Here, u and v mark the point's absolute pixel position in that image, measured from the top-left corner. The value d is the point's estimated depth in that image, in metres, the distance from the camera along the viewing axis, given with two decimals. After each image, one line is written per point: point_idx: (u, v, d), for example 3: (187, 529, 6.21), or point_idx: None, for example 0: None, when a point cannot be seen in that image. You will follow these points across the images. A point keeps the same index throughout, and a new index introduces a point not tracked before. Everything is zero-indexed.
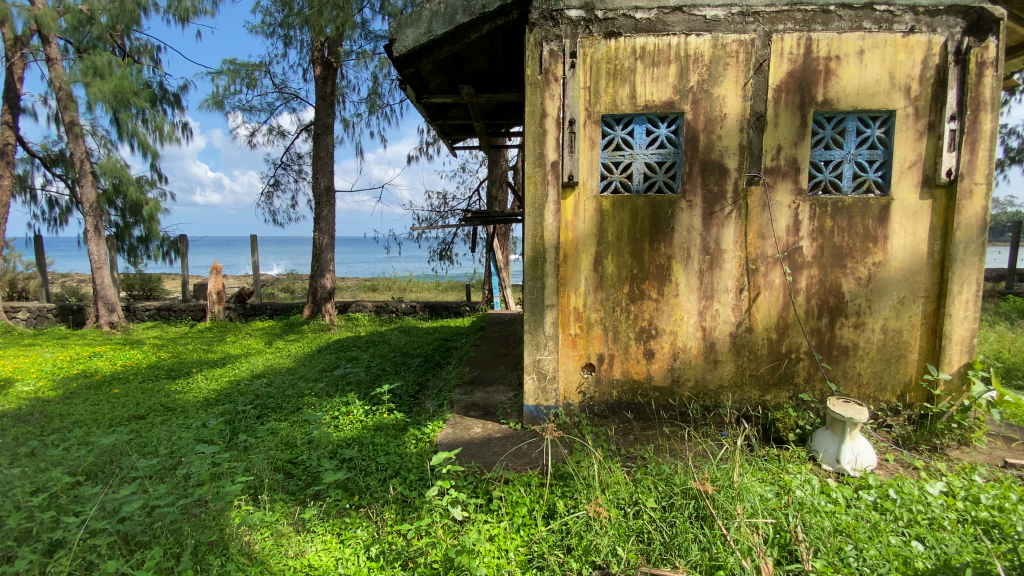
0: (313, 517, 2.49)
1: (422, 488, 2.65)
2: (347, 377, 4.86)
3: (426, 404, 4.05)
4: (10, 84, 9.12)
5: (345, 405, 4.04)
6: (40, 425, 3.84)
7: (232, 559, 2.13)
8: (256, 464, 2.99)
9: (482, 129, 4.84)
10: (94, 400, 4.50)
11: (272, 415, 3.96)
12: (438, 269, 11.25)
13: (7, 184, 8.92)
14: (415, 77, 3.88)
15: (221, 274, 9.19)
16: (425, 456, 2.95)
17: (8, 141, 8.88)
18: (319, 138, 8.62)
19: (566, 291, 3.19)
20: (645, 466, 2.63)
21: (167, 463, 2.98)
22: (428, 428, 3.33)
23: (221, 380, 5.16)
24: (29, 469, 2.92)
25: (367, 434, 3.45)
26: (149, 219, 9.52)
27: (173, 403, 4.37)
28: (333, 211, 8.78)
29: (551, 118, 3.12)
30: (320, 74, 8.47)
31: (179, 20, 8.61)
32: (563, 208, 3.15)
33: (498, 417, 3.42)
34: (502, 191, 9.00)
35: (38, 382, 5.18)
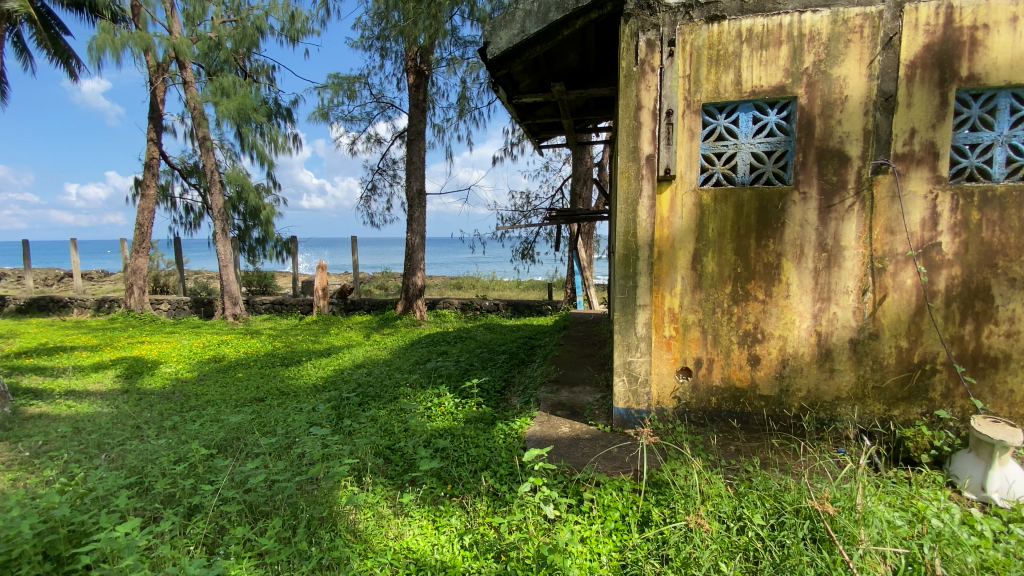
0: (411, 502, 2.60)
1: (513, 483, 2.67)
2: (438, 370, 5.05)
3: (513, 400, 4.09)
4: (155, 106, 10.56)
5: (437, 397, 4.20)
6: (180, 403, 4.39)
7: (339, 535, 2.28)
8: (359, 448, 3.19)
9: (571, 126, 4.81)
10: (222, 382, 5.07)
11: (372, 403, 4.22)
12: (520, 268, 11.37)
13: (153, 193, 10.33)
14: (507, 78, 3.93)
15: (326, 272, 9.97)
16: (514, 451, 2.97)
17: (153, 155, 10.29)
18: (411, 143, 9.04)
19: (660, 290, 3.05)
20: (749, 480, 2.44)
21: (283, 442, 3.28)
22: (516, 424, 3.35)
23: (327, 368, 5.60)
24: (173, 440, 3.35)
25: (458, 425, 3.56)
26: (265, 222, 10.57)
27: (287, 388, 4.81)
28: (424, 212, 9.18)
29: (646, 110, 3.00)
30: (413, 82, 8.89)
31: (291, 40, 9.45)
32: (659, 203, 3.02)
33: (586, 417, 3.35)
34: (586, 188, 8.88)
35: (178, 365, 5.93)
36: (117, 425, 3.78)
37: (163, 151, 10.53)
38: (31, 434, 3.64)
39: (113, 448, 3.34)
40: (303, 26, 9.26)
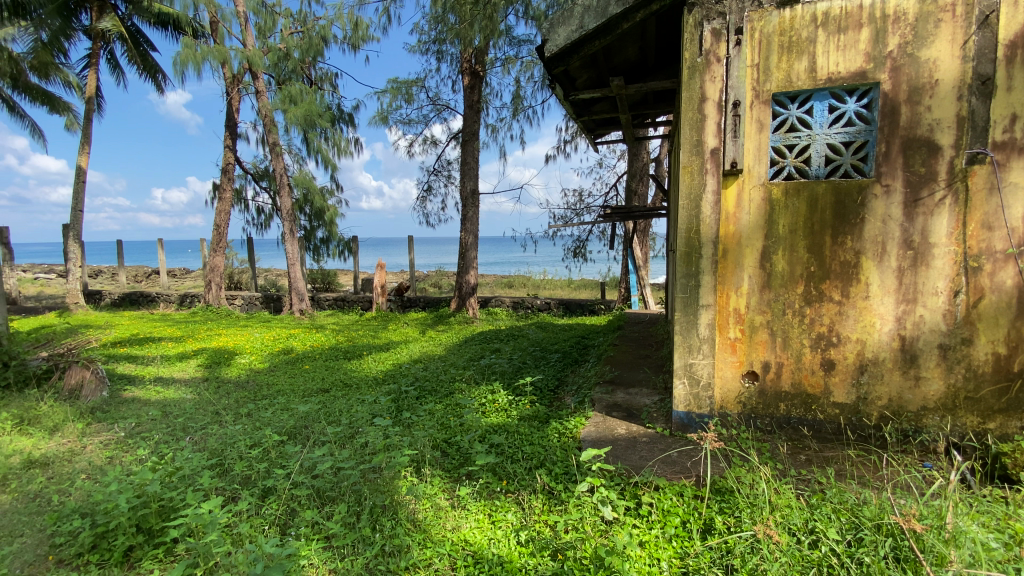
0: (468, 495, 2.64)
1: (569, 482, 2.64)
2: (492, 367, 5.10)
3: (566, 399, 4.06)
4: (231, 114, 11.32)
5: (491, 393, 4.25)
6: (254, 391, 4.69)
7: (400, 524, 2.35)
8: (417, 440, 3.29)
9: (628, 121, 4.71)
10: (291, 374, 5.37)
11: (429, 397, 4.33)
12: (573, 267, 11.25)
13: (229, 197, 11.08)
14: (564, 75, 3.91)
15: (384, 270, 10.30)
16: (570, 450, 2.95)
17: (229, 161, 11.04)
18: (466, 144, 9.18)
19: (725, 289, 2.93)
20: (821, 492, 2.30)
21: (348, 432, 3.43)
22: (571, 424, 3.32)
23: (387, 362, 5.81)
24: (249, 426, 3.59)
25: (512, 422, 3.58)
26: (329, 223, 11.09)
27: (350, 380, 5.03)
28: (477, 212, 9.29)
29: (711, 102, 2.90)
30: (468, 83, 9.02)
31: (353, 47, 9.85)
32: (724, 198, 2.90)
33: (643, 420, 3.27)
34: (642, 185, 8.66)
35: (251, 356, 6.34)
36: (199, 411, 4.09)
37: (238, 157, 11.27)
38: (126, 416, 4.00)
39: (196, 432, 3.61)
40: (364, 34, 9.63)
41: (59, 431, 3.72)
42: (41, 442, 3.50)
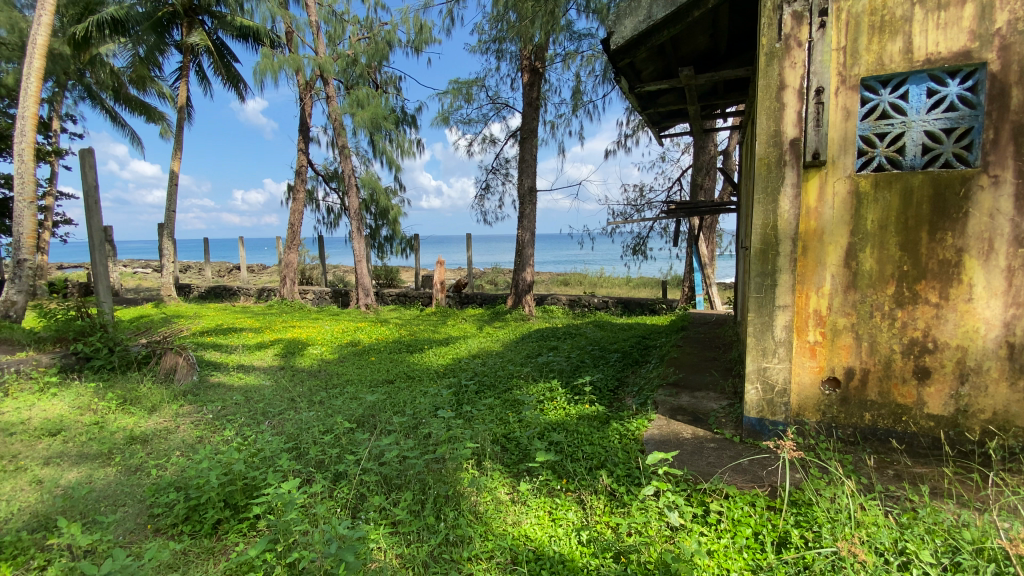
0: (528, 491, 2.64)
1: (632, 485, 2.59)
2: (550, 365, 5.08)
3: (627, 400, 3.96)
4: (304, 119, 11.99)
5: (549, 391, 4.23)
6: (325, 380, 4.97)
7: (463, 515, 2.41)
8: (478, 434, 3.34)
9: (697, 112, 4.54)
10: (358, 364, 5.63)
11: (488, 392, 4.39)
12: (632, 265, 10.85)
13: (302, 197, 11.75)
14: (630, 68, 3.82)
15: (443, 266, 10.53)
16: (632, 452, 2.88)
17: (302, 162, 11.70)
18: (525, 141, 9.19)
19: (804, 289, 2.75)
20: (913, 510, 2.11)
21: (412, 422, 3.56)
22: (632, 425, 3.24)
23: (447, 356, 5.96)
24: (322, 413, 3.80)
25: (571, 421, 3.54)
26: (392, 221, 11.51)
27: (413, 372, 5.20)
28: (534, 209, 9.29)
29: (791, 89, 2.72)
30: (527, 81, 9.04)
31: (416, 50, 10.13)
32: (805, 192, 2.72)
33: (710, 425, 3.14)
34: (709, 179, 8.32)
35: (322, 347, 6.71)
36: (277, 397, 4.37)
37: (310, 159, 11.92)
38: (213, 400, 4.34)
39: (274, 416, 3.87)
40: (427, 36, 9.87)
41: (157, 411, 4.10)
42: (142, 420, 3.87)
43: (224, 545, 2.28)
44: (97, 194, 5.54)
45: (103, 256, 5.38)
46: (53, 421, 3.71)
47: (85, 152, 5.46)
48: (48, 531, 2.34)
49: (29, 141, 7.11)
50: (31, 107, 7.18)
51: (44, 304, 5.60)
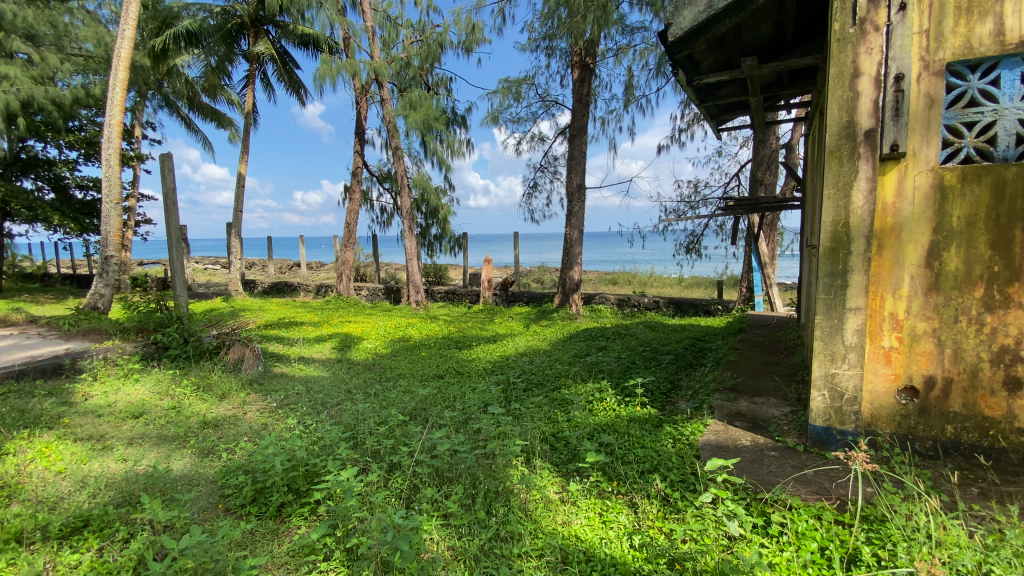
0: (578, 492, 2.62)
1: (687, 491, 2.51)
2: (599, 365, 5.01)
3: (680, 404, 3.84)
4: (360, 122, 12.43)
5: (599, 392, 4.16)
6: (379, 373, 5.13)
7: (512, 511, 2.42)
8: (527, 432, 3.35)
9: (759, 104, 4.34)
10: (410, 359, 5.78)
11: (536, 390, 4.39)
12: (685, 264, 10.51)
13: (357, 197, 12.18)
14: (687, 60, 3.71)
15: (491, 265, 10.61)
16: (687, 458, 2.79)
17: (358, 163, 12.12)
18: (574, 138, 9.11)
19: (879, 291, 2.57)
20: (1000, 532, 1.93)
21: (462, 417, 3.63)
22: (687, 430, 3.14)
23: (495, 353, 6.00)
24: (377, 405, 3.93)
25: (622, 422, 3.47)
26: (442, 220, 11.72)
27: (462, 368, 5.28)
28: (583, 207, 9.19)
29: (866, 77, 2.55)
30: (577, 77, 8.95)
31: (467, 50, 10.25)
32: (881, 186, 2.54)
33: (771, 432, 2.99)
34: (769, 174, 7.93)
35: (375, 341, 6.93)
36: (334, 388, 4.56)
37: (365, 160, 12.34)
38: (276, 389, 4.58)
39: (332, 407, 4.04)
40: (478, 36, 9.98)
41: (226, 398, 4.38)
42: (213, 407, 4.14)
43: (287, 527, 2.40)
44: (175, 196, 5.97)
45: (180, 254, 5.80)
46: (135, 405, 4.04)
47: (164, 156, 5.90)
48: (132, 506, 2.55)
49: (115, 148, 7.78)
50: (117, 116, 7.84)
51: (129, 297, 6.11)
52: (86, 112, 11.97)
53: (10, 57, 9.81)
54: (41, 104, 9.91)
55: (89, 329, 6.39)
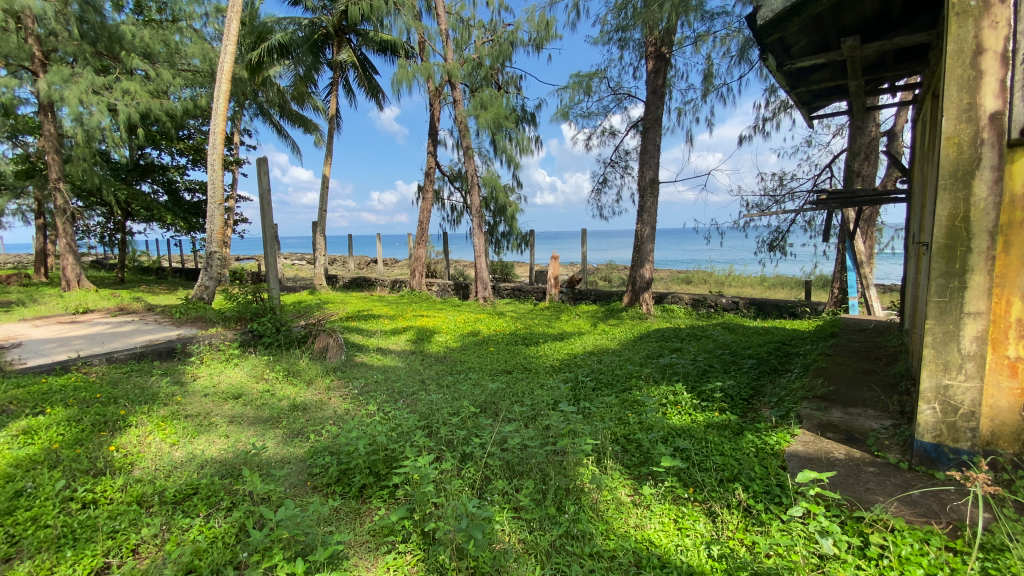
0: (651, 495, 2.54)
1: (772, 504, 2.36)
2: (674, 368, 4.83)
3: (763, 412, 3.61)
4: (433, 123, 12.84)
5: (673, 394, 4.01)
6: (450, 366, 5.27)
7: (584, 510, 2.40)
8: (598, 431, 3.30)
9: (859, 88, 3.98)
10: (479, 354, 5.89)
11: (605, 390, 4.32)
12: (767, 262, 9.85)
13: (429, 196, 12.60)
14: (778, 44, 3.50)
15: (558, 262, 10.56)
16: (771, 469, 2.62)
17: (430, 163, 12.53)
18: (648, 131, 8.83)
19: (1005, 294, 2.29)
20: None
21: (531, 413, 3.65)
22: (771, 439, 2.95)
23: (563, 351, 5.97)
24: (449, 396, 4.06)
25: (699, 428, 3.32)
26: (511, 217, 11.84)
27: (530, 364, 5.31)
28: (656, 202, 8.91)
29: (991, 54, 2.26)
30: (652, 67, 8.67)
31: (538, 47, 10.26)
32: (1010, 176, 2.25)
33: (868, 446, 2.74)
34: (869, 164, 7.26)
35: (446, 335, 7.13)
36: (409, 378, 4.76)
37: (438, 161, 12.72)
38: (357, 377, 4.87)
39: (408, 396, 4.22)
40: (550, 33, 9.94)
41: (313, 384, 4.71)
42: (302, 391, 4.47)
43: (369, 507, 2.53)
44: (269, 196, 6.48)
45: (274, 250, 6.29)
46: (235, 387, 4.45)
47: (261, 161, 6.43)
48: (233, 478, 2.81)
49: (218, 155, 8.58)
50: (219, 125, 8.63)
51: (229, 289, 6.74)
52: (194, 122, 13.41)
53: (132, 75, 11.06)
54: (158, 115, 11.09)
55: (196, 318, 7.11)
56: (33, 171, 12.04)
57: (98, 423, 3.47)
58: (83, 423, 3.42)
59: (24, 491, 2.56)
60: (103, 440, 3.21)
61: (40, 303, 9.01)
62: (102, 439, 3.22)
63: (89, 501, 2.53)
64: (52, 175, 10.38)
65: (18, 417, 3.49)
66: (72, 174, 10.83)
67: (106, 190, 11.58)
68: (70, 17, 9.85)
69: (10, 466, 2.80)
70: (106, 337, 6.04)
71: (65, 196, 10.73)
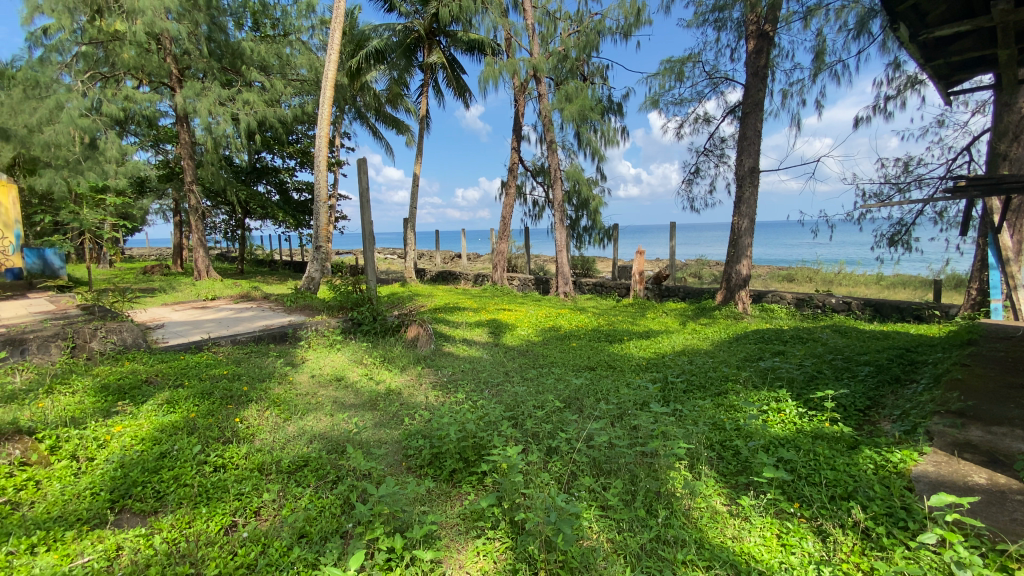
0: (751, 507, 2.38)
1: (895, 528, 2.12)
2: (776, 372, 4.48)
3: (883, 426, 3.24)
4: (517, 118, 12.95)
5: (776, 401, 3.72)
6: (533, 360, 5.31)
7: (676, 516, 2.31)
8: (691, 435, 3.15)
9: (1014, 56, 3.43)
10: (561, 348, 5.89)
11: (697, 392, 4.12)
12: (886, 258, 8.78)
13: (513, 191, 12.76)
14: (910, 11, 3.13)
15: (643, 257, 10.22)
16: (894, 489, 2.35)
17: (514, 158, 12.67)
18: (747, 117, 8.24)
19: None
20: None
21: (617, 412, 3.59)
22: (894, 456, 2.64)
23: (650, 350, 5.78)
24: (535, 389, 4.09)
25: (805, 438, 3.05)
26: (594, 211, 11.66)
27: (615, 362, 5.20)
28: (755, 192, 8.29)
29: None
30: (753, 48, 8.06)
31: (626, 35, 9.97)
32: None
33: (1016, 472, 2.37)
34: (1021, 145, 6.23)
35: (529, 329, 7.18)
36: (494, 369, 4.88)
37: (521, 156, 12.85)
38: (445, 366, 5.09)
39: (493, 386, 4.34)
40: (639, 19, 9.61)
41: (405, 370, 4.98)
42: (396, 377, 4.75)
43: (459, 491, 2.64)
44: (368, 194, 6.92)
45: (372, 246, 6.68)
46: (338, 370, 4.83)
47: (361, 161, 6.88)
48: (338, 454, 3.05)
49: (323, 158, 9.31)
50: (324, 129, 9.35)
51: (333, 281, 7.32)
52: (302, 127, 14.66)
53: (251, 86, 12.29)
54: (272, 122, 12.22)
55: (304, 305, 7.81)
56: (172, 176, 13.84)
57: (226, 396, 3.93)
58: (214, 396, 3.89)
59: (169, 453, 2.97)
60: (230, 412, 3.63)
61: (178, 290, 10.39)
62: (229, 411, 3.65)
63: (219, 465, 2.88)
64: (187, 178, 11.86)
65: (162, 388, 4.05)
66: (203, 178, 12.30)
67: (229, 190, 13.02)
68: (200, 37, 11.08)
69: (158, 430, 3.26)
70: (231, 321, 6.83)
71: (198, 196, 12.22)
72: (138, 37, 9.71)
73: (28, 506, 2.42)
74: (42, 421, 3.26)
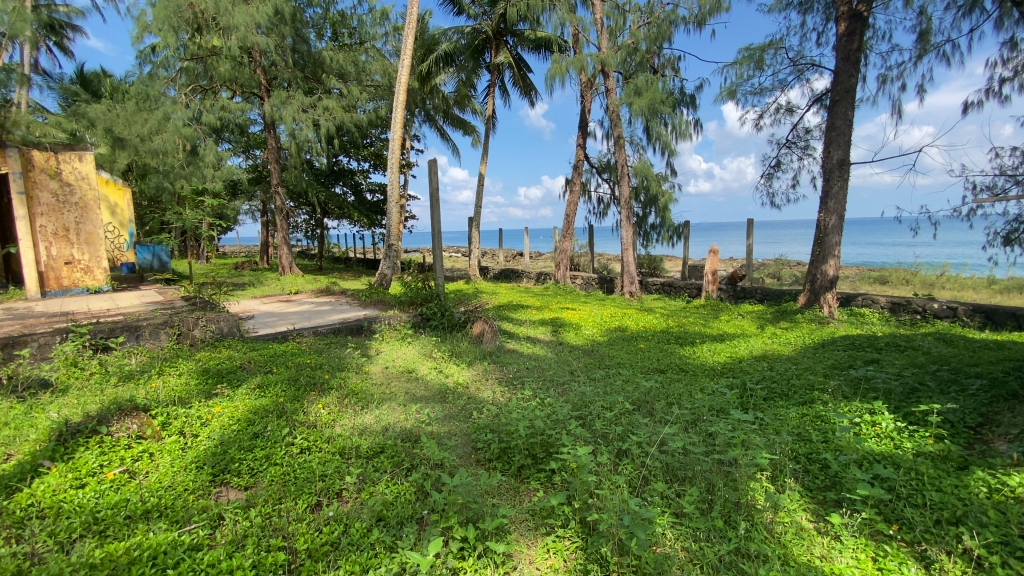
0: (842, 525, 2.21)
1: (1013, 559, 1.90)
2: (870, 382, 4.12)
3: (999, 446, 2.89)
4: (584, 115, 12.79)
5: (870, 413, 3.43)
6: (598, 360, 5.25)
7: (758, 529, 2.19)
8: (773, 446, 2.98)
9: None
10: (628, 349, 5.77)
11: (780, 400, 3.88)
12: (1001, 259, 7.81)
13: (578, 188, 12.64)
14: None
15: (716, 256, 9.76)
16: (1012, 515, 2.10)
17: (580, 155, 12.54)
18: (836, 105, 7.64)
19: None
20: None
21: (691, 417, 3.46)
22: (1012, 479, 2.35)
23: (725, 354, 5.52)
24: (603, 390, 4.04)
25: (905, 455, 2.79)
26: (663, 209, 11.30)
27: (686, 365, 5.02)
28: (844, 186, 7.66)
29: None
30: (844, 30, 7.44)
31: (700, 25, 9.56)
32: None
33: None
34: None
35: (594, 329, 7.08)
36: (559, 368, 4.87)
37: (587, 153, 12.69)
38: (510, 362, 5.15)
39: (560, 384, 4.34)
40: (715, 7, 9.18)
41: (472, 365, 5.09)
42: (463, 371, 4.88)
43: (527, 487, 2.66)
44: (438, 194, 7.13)
45: (441, 244, 6.86)
46: (409, 363, 5.03)
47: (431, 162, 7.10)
48: (411, 443, 3.19)
49: (396, 160, 9.69)
50: (397, 132, 9.73)
51: (404, 278, 7.61)
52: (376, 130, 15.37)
53: (331, 93, 13.03)
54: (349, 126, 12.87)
55: (377, 300, 8.19)
56: (261, 178, 14.99)
57: (310, 383, 4.22)
58: (300, 383, 4.20)
59: (262, 433, 3.23)
60: (314, 399, 3.90)
61: (265, 284, 11.25)
62: (313, 397, 3.92)
63: (305, 447, 3.10)
64: (274, 180, 12.79)
65: (254, 373, 4.41)
66: (287, 180, 13.20)
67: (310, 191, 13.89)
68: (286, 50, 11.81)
69: (252, 412, 3.56)
70: (312, 314, 7.29)
71: (282, 197, 13.14)
72: (232, 51, 10.59)
73: (144, 475, 2.74)
74: (155, 399, 3.66)
